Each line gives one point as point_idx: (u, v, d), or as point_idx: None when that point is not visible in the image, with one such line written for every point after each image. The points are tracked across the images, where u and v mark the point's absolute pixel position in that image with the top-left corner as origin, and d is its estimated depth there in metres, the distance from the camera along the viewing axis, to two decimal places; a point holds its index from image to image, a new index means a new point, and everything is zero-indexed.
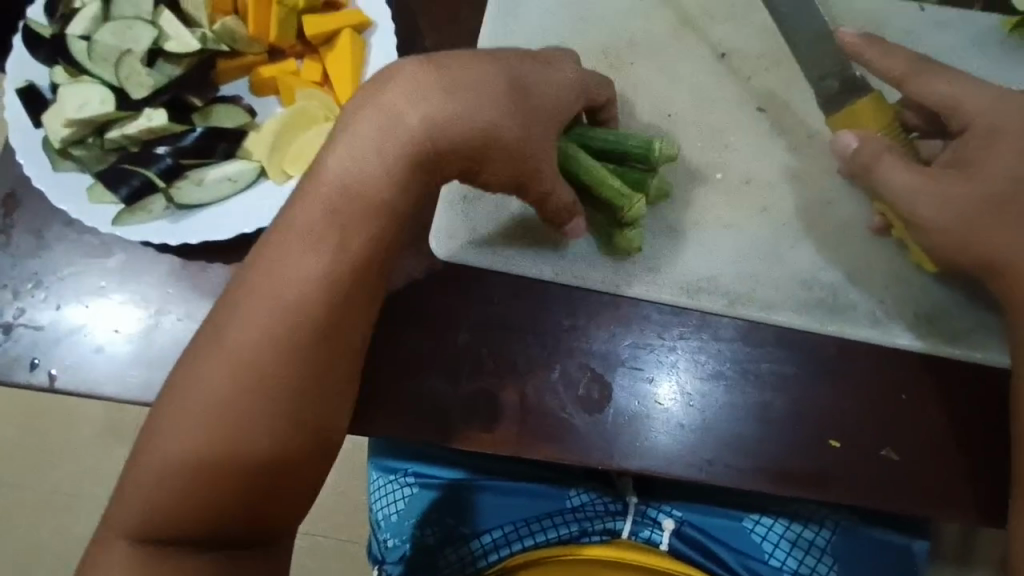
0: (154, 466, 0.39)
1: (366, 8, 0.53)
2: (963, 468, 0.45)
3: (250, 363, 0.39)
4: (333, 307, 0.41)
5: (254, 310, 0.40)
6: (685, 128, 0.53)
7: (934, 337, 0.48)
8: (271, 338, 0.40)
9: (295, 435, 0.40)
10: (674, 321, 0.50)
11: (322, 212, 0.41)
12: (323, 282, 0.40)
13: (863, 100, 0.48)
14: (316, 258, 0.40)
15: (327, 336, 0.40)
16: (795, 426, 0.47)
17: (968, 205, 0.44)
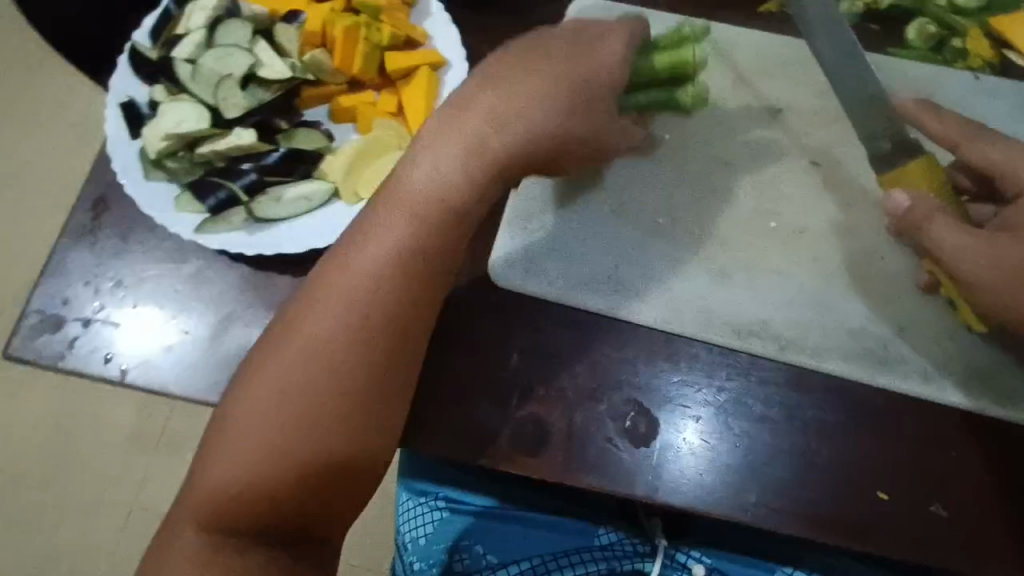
0: (224, 461, 0.40)
1: (442, 48, 0.57)
2: (1004, 528, 0.45)
3: (319, 357, 0.42)
4: (402, 306, 0.43)
5: (323, 307, 0.43)
6: (740, 176, 0.55)
7: (981, 395, 0.48)
8: (340, 333, 0.42)
9: (362, 434, 0.42)
10: (723, 362, 0.50)
11: (399, 217, 0.44)
12: (394, 280, 0.43)
13: (915, 161, 0.48)
14: (387, 257, 0.44)
15: (397, 334, 0.43)
16: (841, 476, 0.47)
17: (1016, 268, 0.45)
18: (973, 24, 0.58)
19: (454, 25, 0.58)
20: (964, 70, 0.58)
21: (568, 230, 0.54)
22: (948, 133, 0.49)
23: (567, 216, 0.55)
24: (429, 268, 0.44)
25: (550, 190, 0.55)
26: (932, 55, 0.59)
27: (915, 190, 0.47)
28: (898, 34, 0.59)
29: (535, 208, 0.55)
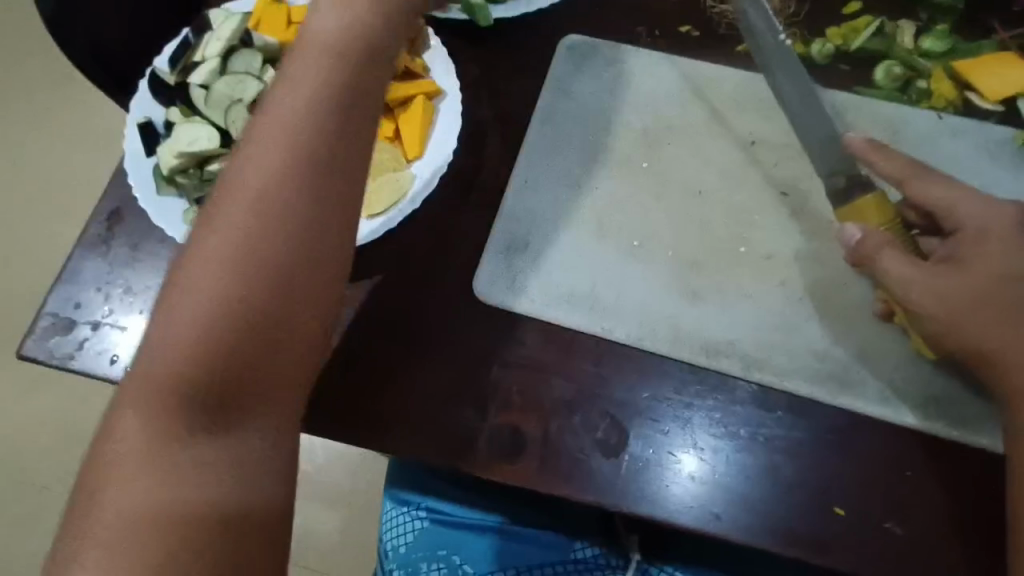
0: (133, 426, 0.39)
1: (438, 80, 0.62)
2: (957, 545, 0.47)
3: (213, 295, 0.40)
4: (301, 232, 0.42)
5: (213, 247, 0.41)
6: (714, 204, 0.59)
7: (938, 418, 0.50)
8: (237, 269, 0.40)
9: (298, 282, 0.42)
10: (693, 380, 0.53)
11: (281, 145, 0.43)
12: (288, 204, 0.42)
13: (867, 199, 0.52)
14: (274, 182, 0.42)
15: (299, 258, 0.42)
16: (802, 492, 0.49)
17: (960, 297, 0.48)
18: (939, 66, 0.62)
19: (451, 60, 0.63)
20: (928, 110, 0.61)
21: (551, 252, 0.58)
22: (894, 171, 0.53)
23: (551, 239, 0.58)
24: (325, 189, 0.43)
25: (532, 214, 0.59)
26: (899, 95, 0.62)
27: (865, 225, 0.52)
28: (866, 75, 0.63)
29: (520, 231, 0.58)
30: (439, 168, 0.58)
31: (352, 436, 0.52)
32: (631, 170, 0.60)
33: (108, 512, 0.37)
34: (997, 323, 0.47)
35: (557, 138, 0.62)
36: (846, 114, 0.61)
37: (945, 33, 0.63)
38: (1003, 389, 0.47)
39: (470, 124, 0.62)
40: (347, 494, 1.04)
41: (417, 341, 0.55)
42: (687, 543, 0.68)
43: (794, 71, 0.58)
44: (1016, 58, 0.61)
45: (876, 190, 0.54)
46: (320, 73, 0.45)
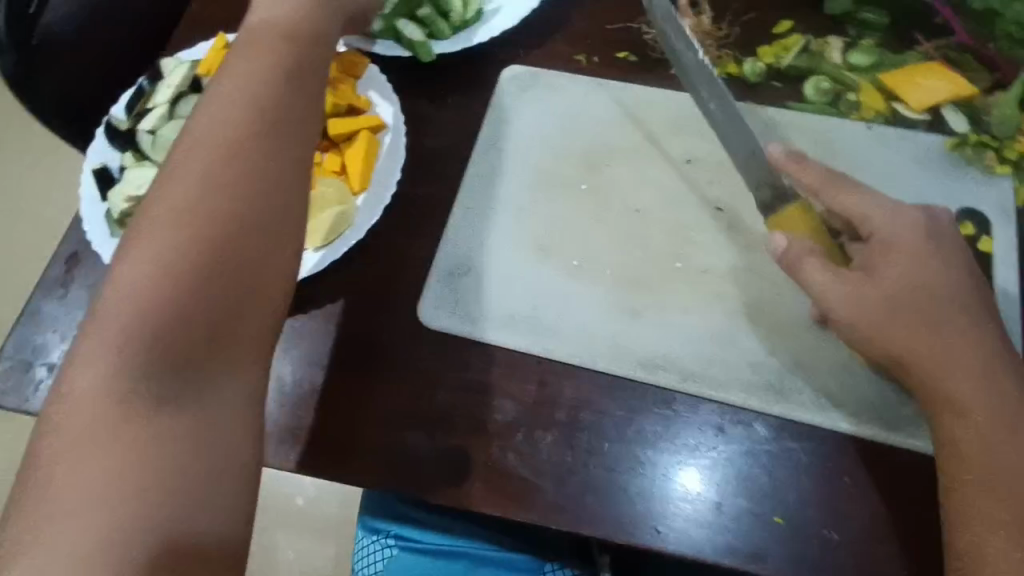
0: (70, 433, 0.37)
1: (382, 114, 0.64)
2: (895, 549, 0.48)
3: (146, 298, 0.40)
4: (231, 229, 0.43)
5: (145, 252, 0.41)
6: (651, 222, 0.60)
7: (873, 423, 0.51)
8: (169, 270, 0.41)
9: (247, 270, 0.43)
10: (633, 395, 0.54)
11: (209, 153, 0.44)
12: (222, 205, 0.43)
13: (789, 211, 0.53)
14: (204, 187, 0.43)
15: (232, 251, 0.42)
16: (741, 502, 0.50)
17: (883, 303, 0.48)
18: (866, 79, 0.64)
19: (395, 95, 0.65)
20: (858, 121, 0.63)
21: (493, 275, 0.59)
22: (814, 179, 0.53)
23: (492, 263, 0.60)
24: (253, 187, 0.44)
25: (475, 240, 0.61)
26: (829, 108, 0.64)
27: (796, 235, 0.52)
28: (797, 91, 0.65)
29: (462, 255, 0.60)
30: (384, 200, 0.60)
31: (299, 464, 0.52)
32: (569, 193, 0.62)
33: (40, 516, 0.35)
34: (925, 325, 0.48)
35: (497, 163, 0.64)
36: (775, 132, 0.63)
37: (872, 47, 0.65)
38: (932, 392, 0.47)
39: (417, 154, 0.64)
40: (338, 523, 1.04)
41: (361, 369, 0.55)
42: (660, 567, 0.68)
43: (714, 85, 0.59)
44: (939, 68, 0.63)
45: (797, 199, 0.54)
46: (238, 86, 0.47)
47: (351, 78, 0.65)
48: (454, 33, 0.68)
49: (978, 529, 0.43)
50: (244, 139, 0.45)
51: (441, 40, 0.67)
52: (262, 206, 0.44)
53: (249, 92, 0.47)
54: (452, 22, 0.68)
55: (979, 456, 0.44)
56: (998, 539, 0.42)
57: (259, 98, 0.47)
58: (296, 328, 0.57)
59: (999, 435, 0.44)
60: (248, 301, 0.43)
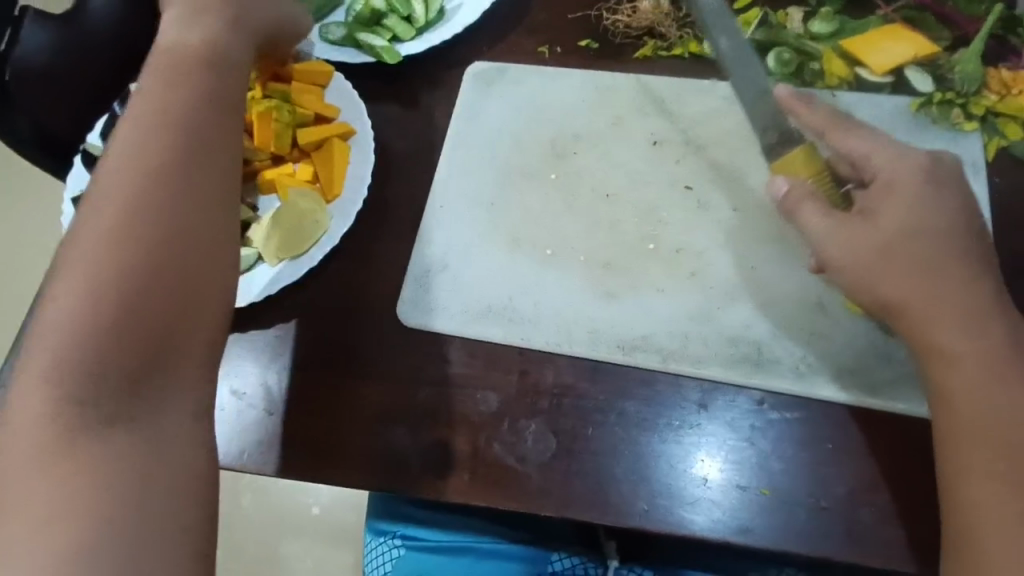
0: (39, 456, 0.37)
1: (350, 120, 0.65)
2: (889, 511, 0.48)
3: (73, 326, 0.39)
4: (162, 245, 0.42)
5: (72, 282, 0.40)
6: (620, 205, 0.61)
7: (856, 388, 0.51)
8: (94, 295, 0.40)
9: (189, 282, 0.42)
10: (614, 378, 0.54)
11: (131, 177, 0.43)
12: (149, 222, 0.42)
13: (795, 150, 0.54)
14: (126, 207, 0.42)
15: (163, 264, 0.42)
16: (728, 476, 0.50)
17: (867, 253, 0.49)
18: (828, 47, 0.64)
19: (362, 101, 0.66)
20: (824, 89, 0.62)
21: (469, 271, 0.60)
22: (818, 122, 0.54)
23: (468, 258, 0.60)
24: (176, 199, 0.44)
25: (449, 237, 0.61)
26: (793, 79, 0.63)
27: (793, 177, 0.53)
28: (760, 63, 0.65)
29: (438, 253, 0.61)
30: (356, 205, 0.61)
31: (286, 468, 0.53)
32: (540, 183, 0.63)
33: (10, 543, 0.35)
34: (904, 280, 0.48)
35: (466, 160, 0.65)
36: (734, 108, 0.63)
37: (831, 15, 0.65)
38: (919, 346, 0.47)
39: (388, 156, 0.65)
40: (354, 529, 1.05)
41: (346, 371, 0.56)
42: (668, 548, 0.67)
43: (749, 65, 0.60)
44: (899, 30, 0.63)
45: (805, 141, 0.56)
46: (178, 101, 0.47)
47: (317, 86, 0.66)
48: (418, 34, 0.69)
49: (967, 477, 0.43)
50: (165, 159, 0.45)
51: (405, 42, 0.69)
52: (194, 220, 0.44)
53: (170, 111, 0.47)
54: (415, 25, 0.69)
55: (960, 403, 0.44)
56: (987, 485, 0.43)
57: (174, 111, 0.47)
58: (250, 337, 0.58)
59: (982, 381, 0.44)
60: (186, 314, 0.42)
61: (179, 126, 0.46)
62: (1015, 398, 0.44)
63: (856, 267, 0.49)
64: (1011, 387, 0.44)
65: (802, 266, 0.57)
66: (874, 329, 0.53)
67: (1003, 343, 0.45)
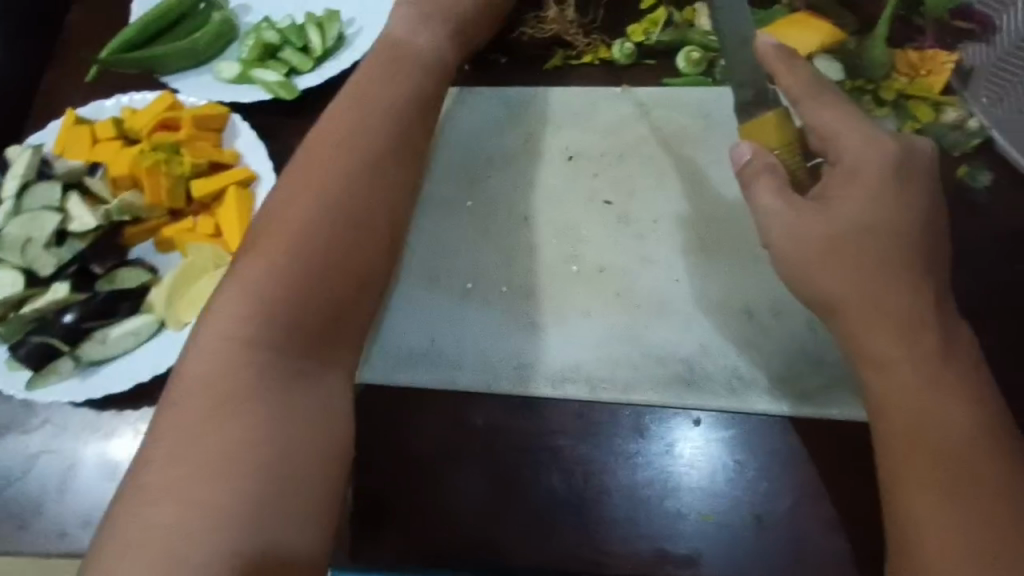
0: None
1: (251, 165, 0.61)
2: (835, 525, 0.46)
3: (239, 331, 0.40)
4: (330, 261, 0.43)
5: (241, 280, 0.42)
6: (540, 228, 0.58)
7: (790, 398, 0.50)
8: (264, 306, 0.41)
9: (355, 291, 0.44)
10: (545, 413, 0.52)
11: (313, 181, 0.45)
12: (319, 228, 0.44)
13: (768, 115, 0.49)
14: (298, 227, 0.44)
15: (332, 271, 0.43)
16: (668, 504, 0.49)
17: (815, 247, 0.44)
18: None
19: (261, 144, 0.62)
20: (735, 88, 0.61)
21: (388, 314, 0.57)
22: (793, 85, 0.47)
23: (387, 300, 0.57)
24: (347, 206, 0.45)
25: None
26: (704, 80, 0.62)
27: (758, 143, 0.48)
28: (669, 66, 0.63)
29: None
30: None
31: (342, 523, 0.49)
32: (455, 212, 0.60)
33: None
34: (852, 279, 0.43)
35: None
36: (645, 114, 0.61)
37: None
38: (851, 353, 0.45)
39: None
40: None
41: None
42: None
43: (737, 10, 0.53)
44: (807, 18, 0.61)
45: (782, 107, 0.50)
46: None
47: (213, 132, 0.62)
48: (316, 65, 0.66)
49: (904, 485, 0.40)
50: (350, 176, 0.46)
51: (302, 74, 0.65)
52: (355, 236, 0.45)
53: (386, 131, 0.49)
54: (313, 56, 0.65)
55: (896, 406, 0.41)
56: (936, 498, 0.39)
57: (369, 121, 0.49)
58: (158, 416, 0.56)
59: (923, 385, 0.41)
60: (338, 331, 0.43)
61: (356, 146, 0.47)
62: (956, 399, 0.40)
63: (800, 266, 0.45)
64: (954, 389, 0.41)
65: (730, 272, 0.55)
66: (805, 335, 0.52)
67: (946, 341, 0.42)
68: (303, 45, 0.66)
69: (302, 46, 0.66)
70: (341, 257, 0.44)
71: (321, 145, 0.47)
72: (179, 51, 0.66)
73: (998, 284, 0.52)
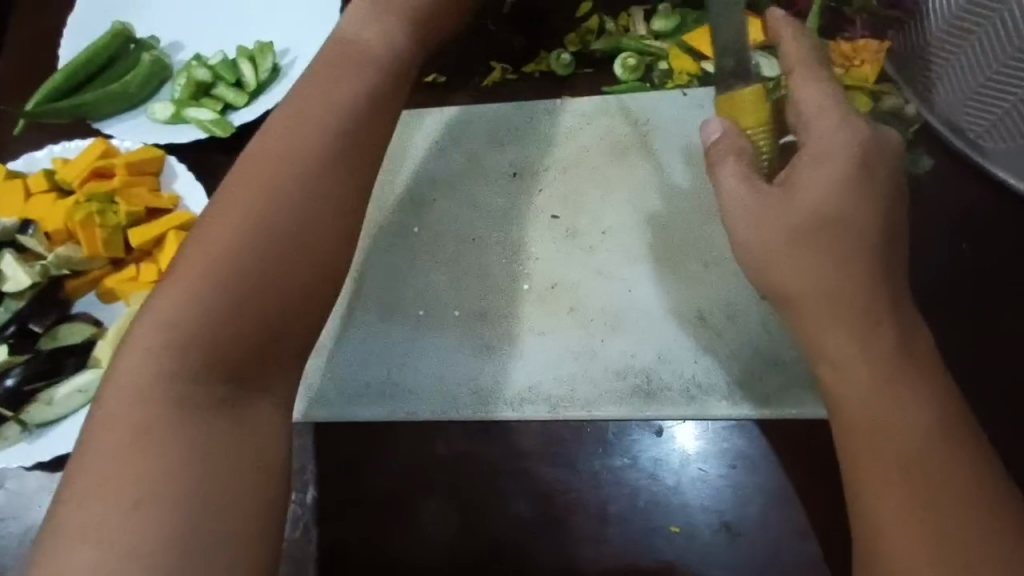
0: None
1: (192, 207, 0.60)
2: (804, 526, 0.46)
3: (171, 361, 0.36)
4: (275, 260, 0.39)
5: (172, 299, 0.37)
6: (489, 247, 0.57)
7: (749, 400, 0.50)
8: (203, 315, 0.37)
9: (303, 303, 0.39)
10: (506, 437, 0.51)
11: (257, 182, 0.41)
12: (262, 237, 0.39)
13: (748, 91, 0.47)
14: (237, 227, 0.39)
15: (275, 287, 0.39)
16: (637, 519, 0.48)
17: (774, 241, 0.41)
18: (673, 45, 0.62)
19: (201, 185, 0.61)
20: (675, 89, 0.61)
21: (342, 348, 0.56)
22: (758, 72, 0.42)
23: (340, 334, 0.56)
24: (293, 210, 0.40)
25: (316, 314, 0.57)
26: (643, 85, 0.61)
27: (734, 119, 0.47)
28: (608, 73, 0.62)
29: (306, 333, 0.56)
30: None
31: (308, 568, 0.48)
32: (402, 239, 0.59)
33: None
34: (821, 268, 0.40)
35: None
36: (586, 124, 0.61)
37: (670, 11, 0.62)
38: None
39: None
40: None
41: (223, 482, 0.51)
42: None
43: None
44: None
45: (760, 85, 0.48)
46: None
47: (150, 176, 0.61)
48: (252, 98, 0.65)
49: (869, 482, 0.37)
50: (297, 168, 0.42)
51: (239, 109, 0.64)
52: (304, 236, 0.40)
53: (338, 117, 0.44)
54: (247, 90, 0.64)
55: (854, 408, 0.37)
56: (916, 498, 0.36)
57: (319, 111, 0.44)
58: None
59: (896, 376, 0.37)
60: None
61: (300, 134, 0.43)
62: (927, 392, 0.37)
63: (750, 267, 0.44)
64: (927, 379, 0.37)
65: (681, 278, 0.54)
66: (760, 334, 0.52)
67: None
68: (235, 81, 0.65)
69: (233, 82, 0.65)
70: (285, 262, 0.39)
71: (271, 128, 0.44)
72: (107, 95, 0.64)
73: (945, 264, 0.52)
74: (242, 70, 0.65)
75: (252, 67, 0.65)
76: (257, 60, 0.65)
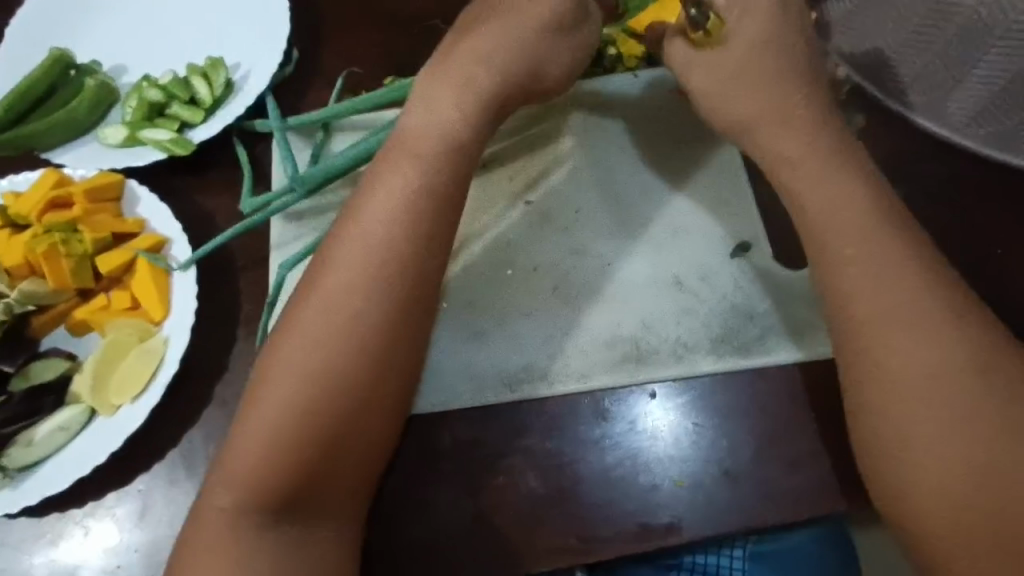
0: None
1: (159, 228, 0.59)
2: (800, 462, 0.49)
3: (260, 465, 0.42)
4: (341, 377, 0.44)
5: (262, 415, 0.43)
6: (471, 237, 0.59)
7: (731, 354, 0.53)
8: (287, 432, 0.42)
9: (370, 413, 0.44)
10: (508, 418, 0.53)
11: (338, 306, 0.45)
12: (342, 364, 0.44)
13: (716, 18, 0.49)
14: (310, 346, 0.44)
15: (351, 409, 0.43)
16: (643, 478, 0.50)
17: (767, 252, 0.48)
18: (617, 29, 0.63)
19: (163, 204, 0.59)
20: (626, 72, 0.63)
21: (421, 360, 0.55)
22: None
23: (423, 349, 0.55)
24: (362, 328, 0.45)
25: None
26: (596, 71, 0.64)
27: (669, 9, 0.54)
28: None
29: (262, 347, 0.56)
30: (188, 321, 0.55)
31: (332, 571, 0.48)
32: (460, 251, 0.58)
33: None
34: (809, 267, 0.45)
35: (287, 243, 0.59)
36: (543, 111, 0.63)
37: None
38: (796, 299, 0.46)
39: (221, 252, 0.60)
40: None
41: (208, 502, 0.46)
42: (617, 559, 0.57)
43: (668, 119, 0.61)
44: None
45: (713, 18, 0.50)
46: None
47: (110, 201, 0.60)
48: (208, 115, 0.64)
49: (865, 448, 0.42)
50: (382, 256, 0.46)
51: (196, 127, 0.63)
52: (371, 354, 0.44)
53: (397, 220, 0.47)
54: (203, 107, 0.63)
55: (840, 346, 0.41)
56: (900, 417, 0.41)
57: (391, 224, 0.47)
58: (107, 504, 0.53)
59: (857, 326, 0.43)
60: (358, 445, 0.44)
61: (366, 239, 0.47)
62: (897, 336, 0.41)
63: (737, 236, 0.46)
64: (896, 301, 0.42)
65: (655, 247, 0.57)
66: (734, 293, 0.55)
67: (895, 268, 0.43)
68: (190, 99, 0.64)
69: (188, 100, 0.64)
70: (359, 382, 0.44)
71: (354, 241, 0.47)
72: (54, 123, 0.63)
73: None
74: (197, 87, 0.64)
75: (206, 83, 0.64)
76: (212, 76, 0.64)
